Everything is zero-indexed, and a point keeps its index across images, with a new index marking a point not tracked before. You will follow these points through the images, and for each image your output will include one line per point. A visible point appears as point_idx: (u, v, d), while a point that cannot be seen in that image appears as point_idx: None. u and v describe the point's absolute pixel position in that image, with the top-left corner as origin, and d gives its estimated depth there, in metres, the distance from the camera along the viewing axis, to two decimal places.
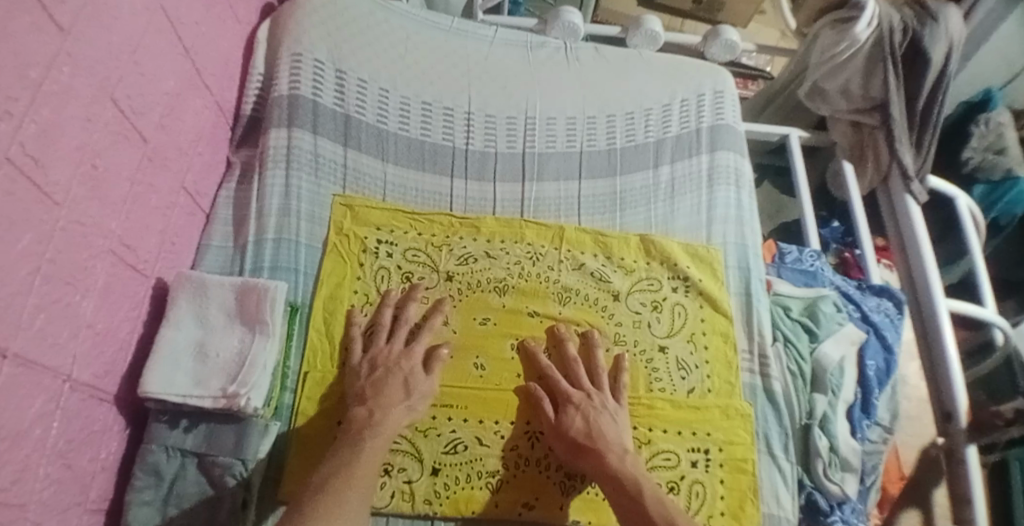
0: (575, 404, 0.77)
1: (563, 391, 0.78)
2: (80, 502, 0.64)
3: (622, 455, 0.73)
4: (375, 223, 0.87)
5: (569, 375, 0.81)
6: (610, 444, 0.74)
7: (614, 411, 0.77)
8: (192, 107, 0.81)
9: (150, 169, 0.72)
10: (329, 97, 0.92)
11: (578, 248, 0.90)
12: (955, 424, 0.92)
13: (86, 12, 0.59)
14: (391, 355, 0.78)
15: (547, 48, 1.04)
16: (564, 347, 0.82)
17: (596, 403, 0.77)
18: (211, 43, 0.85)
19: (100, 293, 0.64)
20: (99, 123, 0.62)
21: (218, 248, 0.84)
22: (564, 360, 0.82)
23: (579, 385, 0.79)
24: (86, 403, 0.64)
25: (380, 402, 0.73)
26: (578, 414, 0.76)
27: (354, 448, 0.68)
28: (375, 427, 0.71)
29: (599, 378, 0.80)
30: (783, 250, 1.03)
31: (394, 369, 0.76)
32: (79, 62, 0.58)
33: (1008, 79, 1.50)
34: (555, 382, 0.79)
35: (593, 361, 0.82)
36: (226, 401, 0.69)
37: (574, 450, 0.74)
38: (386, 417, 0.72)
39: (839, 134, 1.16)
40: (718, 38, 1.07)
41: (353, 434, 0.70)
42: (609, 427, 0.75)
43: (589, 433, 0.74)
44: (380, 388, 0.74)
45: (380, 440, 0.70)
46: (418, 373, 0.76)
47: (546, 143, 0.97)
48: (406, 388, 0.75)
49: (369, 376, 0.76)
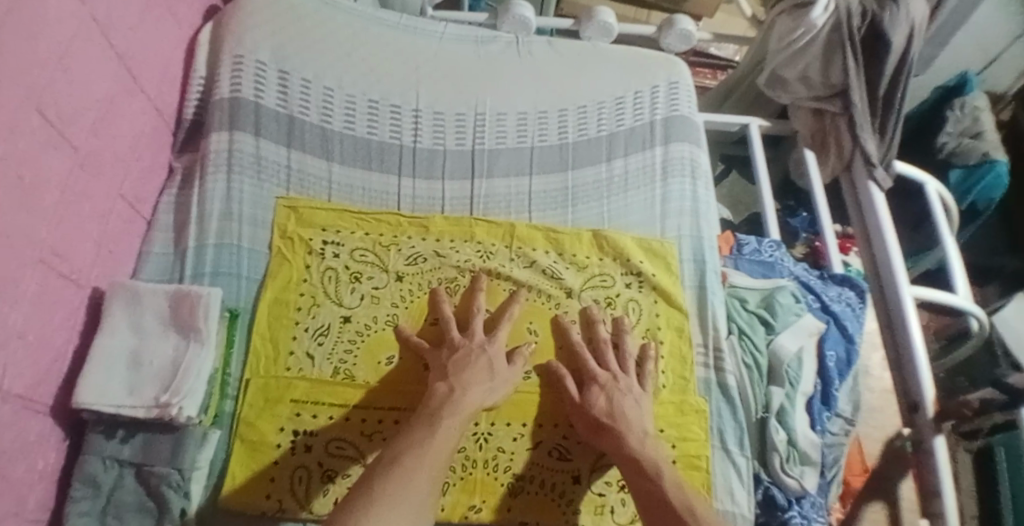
0: (599, 383, 0.77)
1: (589, 369, 0.78)
2: (17, 513, 0.63)
3: (642, 438, 0.72)
4: (321, 223, 0.85)
5: (597, 357, 0.81)
6: (631, 426, 0.73)
7: (639, 395, 0.77)
8: (129, 112, 0.80)
9: (83, 177, 0.70)
10: (272, 98, 0.90)
11: (530, 245, 0.88)
12: (921, 414, 0.88)
13: (14, 18, 0.57)
14: (472, 340, 0.78)
15: (498, 43, 1.03)
16: (595, 329, 0.83)
17: (622, 384, 0.77)
18: (148, 48, 0.83)
19: (30, 304, 0.62)
20: (24, 132, 0.60)
21: (159, 255, 0.83)
22: (596, 342, 0.82)
23: (606, 366, 0.80)
24: (20, 413, 0.62)
25: (461, 380, 0.73)
26: (601, 393, 0.76)
27: (432, 426, 0.67)
28: (454, 404, 0.70)
29: (625, 360, 0.80)
30: (741, 242, 1.01)
31: (478, 351, 0.76)
32: (3, 72, 0.56)
33: (984, 66, 1.53)
34: (583, 360, 0.79)
35: (622, 349, 0.82)
36: (159, 411, 0.68)
37: (594, 429, 0.75)
38: (465, 394, 0.71)
39: (801, 122, 1.14)
40: (673, 28, 1.05)
41: (431, 413, 0.69)
42: (632, 410, 0.75)
43: (611, 413, 0.74)
44: (462, 368, 0.74)
45: (457, 418, 0.69)
46: (501, 359, 0.77)
47: (497, 140, 0.96)
48: (490, 370, 0.75)
49: (452, 355, 0.76)
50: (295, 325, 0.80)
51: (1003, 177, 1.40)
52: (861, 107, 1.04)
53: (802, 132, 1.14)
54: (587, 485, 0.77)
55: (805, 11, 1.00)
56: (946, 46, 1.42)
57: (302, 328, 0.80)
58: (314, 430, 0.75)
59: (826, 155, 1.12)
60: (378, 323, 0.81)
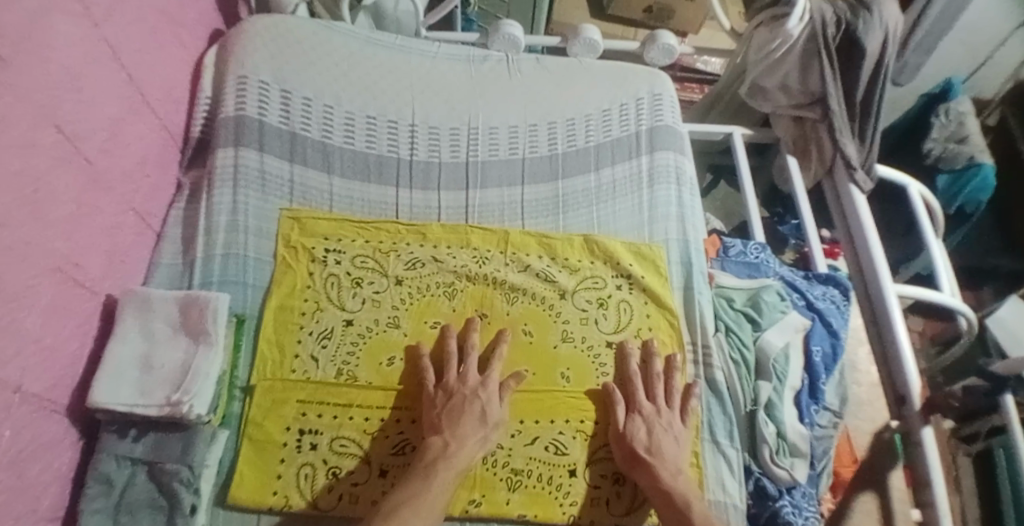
0: (643, 414, 0.80)
1: (636, 398, 0.82)
2: (34, 509, 0.66)
3: (675, 473, 0.76)
4: (323, 233, 0.89)
5: (647, 388, 0.84)
6: (666, 462, 0.76)
7: (679, 432, 0.80)
8: (138, 131, 0.84)
9: (95, 191, 0.75)
10: (275, 116, 0.95)
11: (523, 250, 0.92)
12: (908, 407, 0.90)
13: (29, 42, 0.62)
14: (467, 384, 0.79)
15: (489, 61, 1.07)
16: (653, 360, 0.85)
17: (664, 419, 0.80)
18: (155, 70, 0.88)
19: (45, 311, 0.66)
20: (40, 148, 0.64)
21: (168, 266, 0.87)
22: (649, 374, 0.84)
23: (653, 399, 0.83)
24: (37, 414, 0.65)
25: (456, 433, 0.74)
26: (643, 424, 0.79)
27: (426, 479, 0.70)
28: (448, 459, 0.72)
29: (671, 395, 0.83)
30: (727, 243, 1.05)
31: (471, 397, 0.78)
32: (20, 92, 0.61)
33: (972, 70, 1.56)
34: (634, 389, 0.83)
35: (670, 383, 0.84)
36: (170, 409, 0.71)
37: (632, 460, 0.77)
38: (460, 449, 0.74)
39: (783, 129, 1.18)
40: (656, 43, 1.10)
41: (426, 467, 0.72)
42: (669, 446, 0.78)
43: (650, 446, 0.77)
44: (456, 418, 0.76)
45: (452, 473, 0.71)
46: (494, 403, 0.78)
47: (489, 151, 1.00)
48: (482, 419, 0.76)
49: (444, 405, 0.77)
50: (299, 329, 0.83)
51: (990, 179, 1.43)
52: (839, 113, 1.08)
53: (785, 139, 1.19)
54: (583, 478, 0.79)
55: (783, 22, 1.03)
56: (932, 52, 1.45)
57: (306, 332, 0.83)
58: (319, 429, 0.78)
59: (809, 160, 1.16)
60: (380, 325, 0.84)
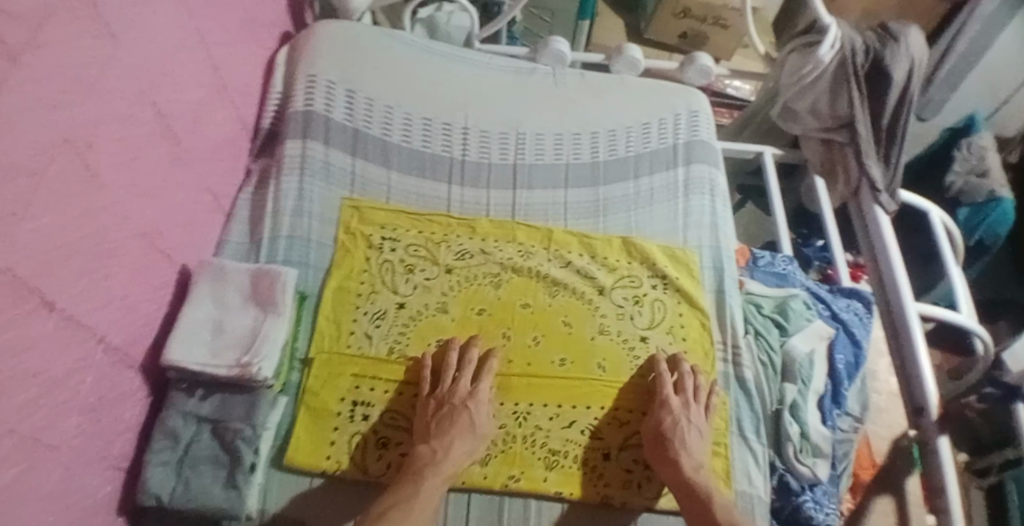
0: (670, 409, 0.83)
1: (664, 394, 0.84)
2: (104, 455, 0.71)
3: (696, 467, 0.79)
4: (380, 222, 0.96)
5: (677, 385, 0.87)
6: (690, 454, 0.80)
7: (702, 427, 0.83)
8: (218, 117, 0.91)
9: (180, 167, 0.81)
10: (340, 113, 1.02)
11: (565, 248, 0.98)
12: (926, 416, 0.94)
13: (135, 24, 0.69)
14: (457, 393, 0.81)
15: (536, 74, 1.14)
16: (682, 365, 0.88)
17: (691, 415, 0.83)
18: (235, 63, 0.95)
19: (131, 270, 0.72)
20: (140, 121, 0.71)
21: (236, 244, 0.93)
22: (680, 372, 0.88)
23: (681, 392, 0.85)
24: (116, 365, 0.71)
25: (443, 440, 0.77)
26: (670, 416, 0.82)
27: (416, 482, 0.74)
28: (435, 466, 0.76)
29: (696, 393, 0.86)
30: (756, 255, 1.10)
31: (460, 407, 0.80)
32: (125, 68, 0.68)
33: (997, 106, 1.60)
34: (663, 387, 0.85)
35: (698, 380, 0.87)
36: (240, 370, 0.76)
37: (659, 452, 0.81)
38: (448, 455, 0.77)
39: (812, 151, 1.24)
40: (695, 63, 1.17)
41: (415, 472, 0.75)
42: (693, 439, 0.81)
43: (673, 438, 0.81)
44: (444, 425, 0.78)
45: (440, 479, 0.75)
46: (481, 411, 0.81)
47: (535, 156, 1.07)
48: (472, 427, 0.79)
49: (435, 412, 0.80)
50: (356, 309, 0.89)
51: (1010, 212, 1.49)
52: (866, 136, 1.14)
53: (812, 160, 1.24)
54: (616, 461, 0.83)
55: (815, 49, 1.10)
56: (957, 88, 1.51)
57: (362, 312, 0.88)
58: (371, 401, 0.83)
59: (835, 181, 1.22)
60: (429, 309, 0.90)
